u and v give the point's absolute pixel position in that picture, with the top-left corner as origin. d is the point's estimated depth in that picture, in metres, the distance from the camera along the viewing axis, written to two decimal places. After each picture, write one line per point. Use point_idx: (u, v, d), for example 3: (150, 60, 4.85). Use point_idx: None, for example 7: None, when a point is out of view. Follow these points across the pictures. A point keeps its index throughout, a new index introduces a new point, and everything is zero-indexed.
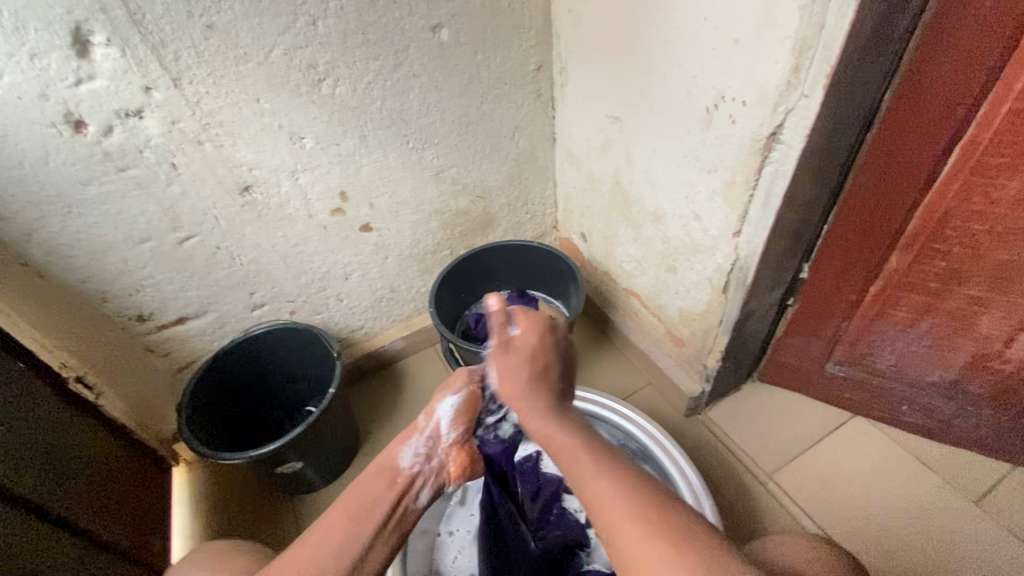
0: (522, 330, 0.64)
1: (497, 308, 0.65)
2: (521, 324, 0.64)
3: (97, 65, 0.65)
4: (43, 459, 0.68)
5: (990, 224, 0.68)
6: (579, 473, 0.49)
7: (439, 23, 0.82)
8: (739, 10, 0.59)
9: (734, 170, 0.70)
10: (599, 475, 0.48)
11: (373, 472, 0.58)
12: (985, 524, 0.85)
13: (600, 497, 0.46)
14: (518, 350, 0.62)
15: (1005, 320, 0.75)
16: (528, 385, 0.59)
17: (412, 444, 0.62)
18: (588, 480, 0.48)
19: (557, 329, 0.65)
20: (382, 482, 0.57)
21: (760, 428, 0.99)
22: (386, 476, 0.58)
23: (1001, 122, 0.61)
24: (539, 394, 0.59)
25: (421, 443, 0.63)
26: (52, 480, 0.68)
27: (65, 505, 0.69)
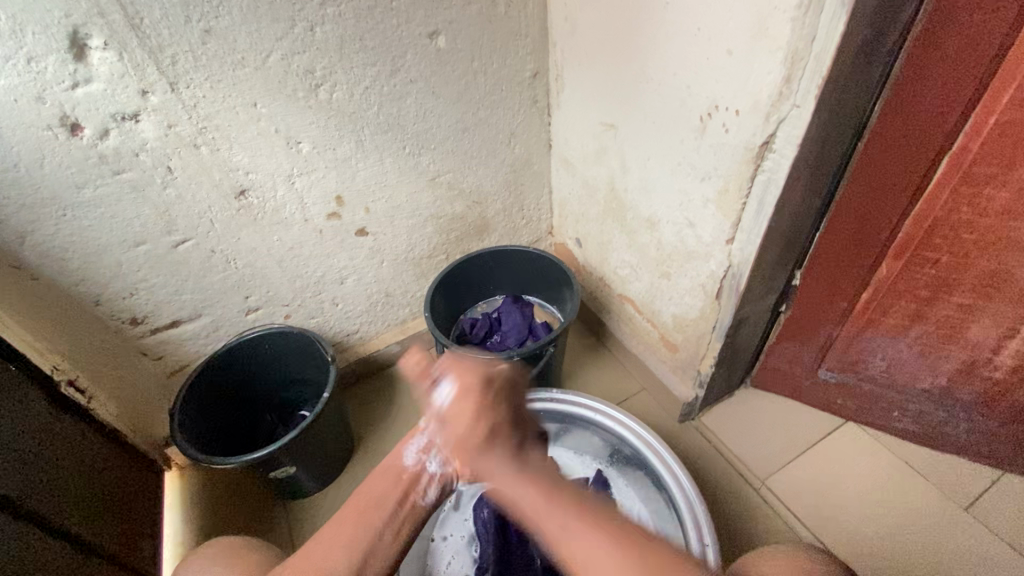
0: (449, 381, 0.55)
1: (419, 372, 0.61)
2: (452, 386, 0.54)
3: (94, 69, 0.66)
4: (34, 464, 0.67)
5: (978, 233, 0.69)
6: (541, 522, 0.47)
7: (436, 30, 0.82)
8: (732, 21, 0.60)
9: (728, 178, 0.71)
10: (561, 522, 0.46)
11: (379, 472, 0.59)
12: (975, 530, 0.86)
13: (567, 544, 0.46)
14: (456, 424, 0.52)
15: (994, 327, 0.76)
16: (478, 453, 0.51)
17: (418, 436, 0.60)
18: (551, 530, 0.47)
19: (493, 380, 0.55)
20: (387, 481, 0.58)
21: (753, 433, 1.00)
22: (392, 475, 0.59)
23: (989, 133, 0.62)
24: (490, 454, 0.51)
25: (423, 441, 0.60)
26: (43, 484, 0.67)
27: (56, 510, 0.68)
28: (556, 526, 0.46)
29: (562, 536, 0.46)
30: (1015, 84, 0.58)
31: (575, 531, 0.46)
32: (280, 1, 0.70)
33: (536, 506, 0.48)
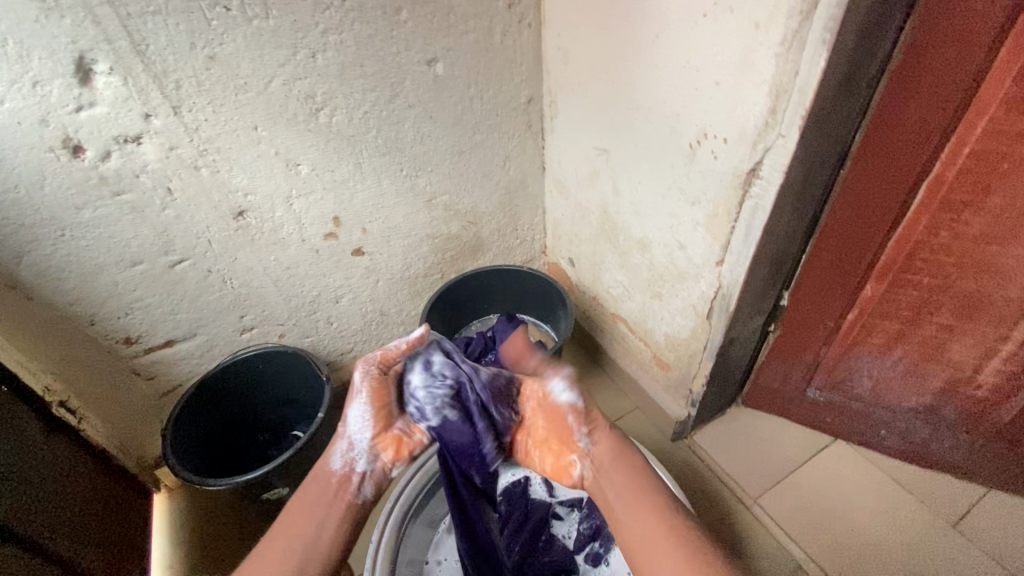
0: (573, 387, 0.67)
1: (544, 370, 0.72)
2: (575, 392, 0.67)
3: (98, 93, 0.67)
4: (23, 487, 0.66)
5: (956, 256, 0.71)
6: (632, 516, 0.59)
7: (434, 58, 0.85)
8: (720, 54, 0.63)
9: (717, 203, 0.73)
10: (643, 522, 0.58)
11: (309, 482, 0.62)
12: (962, 546, 0.88)
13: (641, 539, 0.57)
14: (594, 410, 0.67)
15: (975, 347, 0.79)
16: (603, 432, 0.66)
17: (338, 449, 0.63)
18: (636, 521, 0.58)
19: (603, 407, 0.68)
20: (319, 492, 0.61)
21: (745, 452, 1.01)
22: (323, 483, 0.62)
23: (964, 162, 0.65)
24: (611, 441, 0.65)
25: (343, 449, 0.63)
26: (31, 508, 0.66)
27: (44, 531, 0.67)
28: (639, 518, 0.58)
29: (645, 531, 0.57)
30: (986, 117, 0.61)
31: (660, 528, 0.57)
32: (283, 29, 0.72)
33: (631, 499, 0.60)
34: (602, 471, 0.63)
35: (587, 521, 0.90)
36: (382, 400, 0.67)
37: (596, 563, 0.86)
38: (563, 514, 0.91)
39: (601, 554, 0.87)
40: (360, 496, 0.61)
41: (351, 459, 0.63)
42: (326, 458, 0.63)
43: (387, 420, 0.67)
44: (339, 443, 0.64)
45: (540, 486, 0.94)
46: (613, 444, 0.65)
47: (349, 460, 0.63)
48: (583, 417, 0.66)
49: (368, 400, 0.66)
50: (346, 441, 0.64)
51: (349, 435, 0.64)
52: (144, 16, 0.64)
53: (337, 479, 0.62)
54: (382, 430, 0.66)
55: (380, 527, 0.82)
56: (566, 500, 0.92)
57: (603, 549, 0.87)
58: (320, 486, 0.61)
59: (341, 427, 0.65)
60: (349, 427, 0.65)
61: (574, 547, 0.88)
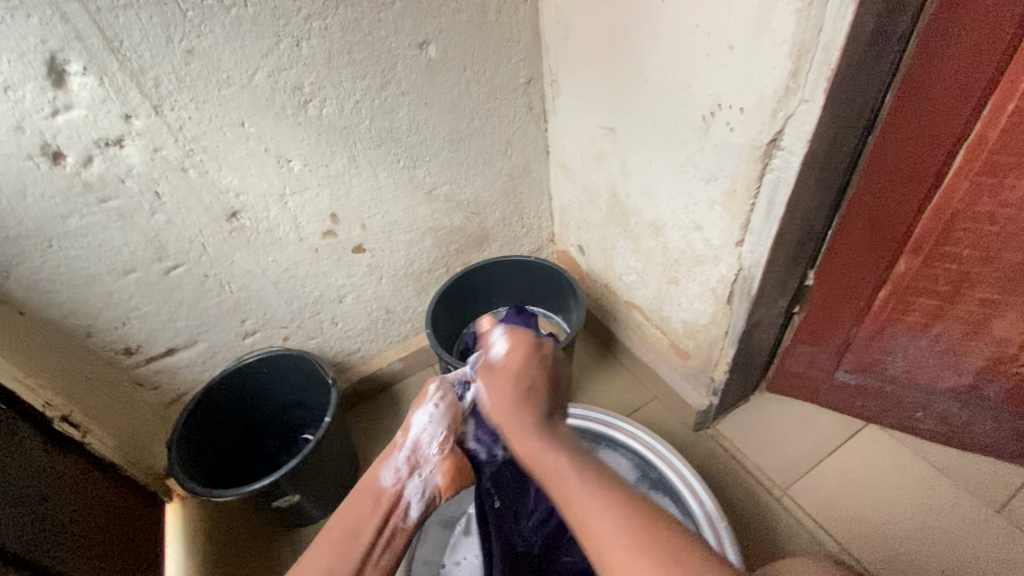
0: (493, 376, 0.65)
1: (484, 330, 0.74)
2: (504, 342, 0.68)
3: (74, 95, 0.64)
4: (31, 507, 0.65)
5: (1000, 224, 0.66)
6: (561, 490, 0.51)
7: (426, 40, 0.80)
8: (733, 16, 0.57)
9: (734, 179, 0.68)
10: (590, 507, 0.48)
11: (357, 493, 0.64)
12: (1010, 533, 0.82)
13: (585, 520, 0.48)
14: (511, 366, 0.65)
15: (1020, 322, 0.73)
16: (514, 417, 0.60)
17: (393, 464, 0.66)
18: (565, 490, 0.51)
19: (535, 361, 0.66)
20: (369, 503, 0.62)
21: (772, 440, 0.96)
22: (373, 496, 0.63)
23: (1009, 120, 0.59)
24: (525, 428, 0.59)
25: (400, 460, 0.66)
26: (41, 528, 0.65)
27: (52, 552, 0.65)
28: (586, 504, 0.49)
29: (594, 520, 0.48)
30: None
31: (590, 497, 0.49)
32: (263, 17, 0.68)
33: (566, 476, 0.52)
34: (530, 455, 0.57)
35: None
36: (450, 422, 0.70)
37: None
38: None
39: None
40: (404, 519, 0.63)
41: (409, 466, 0.66)
42: (381, 464, 0.66)
43: (454, 433, 0.70)
44: (398, 454, 0.67)
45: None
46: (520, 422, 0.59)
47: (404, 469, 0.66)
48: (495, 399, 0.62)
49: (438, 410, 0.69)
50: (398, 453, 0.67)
51: (409, 445, 0.67)
52: (115, 10, 0.61)
53: (387, 492, 0.64)
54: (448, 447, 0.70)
55: None
56: None
57: None
58: (370, 499, 0.63)
59: (401, 435, 0.68)
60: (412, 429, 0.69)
61: None
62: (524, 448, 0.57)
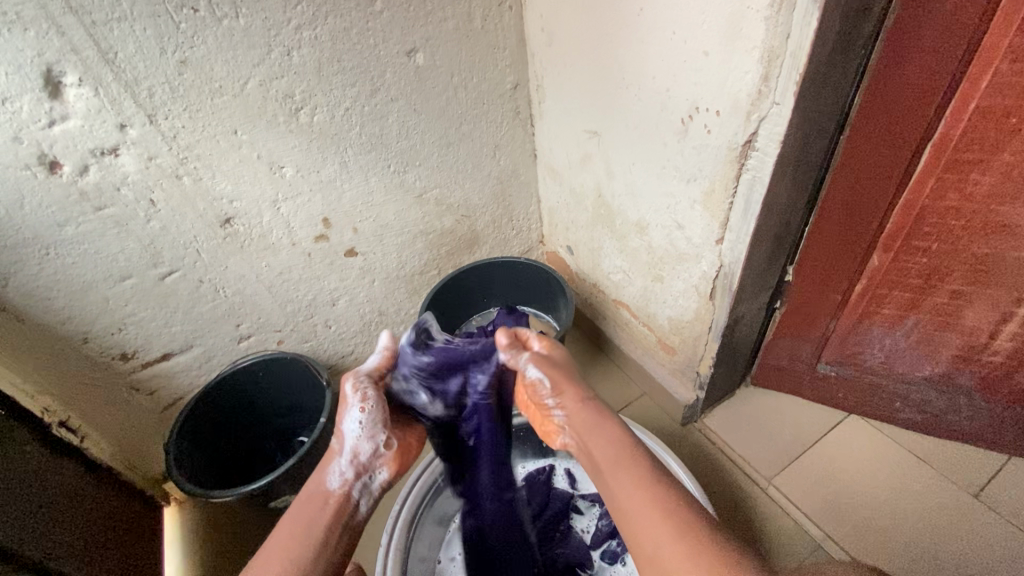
0: (542, 366, 0.67)
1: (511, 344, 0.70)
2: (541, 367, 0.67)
3: (70, 106, 0.65)
4: (33, 511, 0.66)
5: (966, 218, 0.69)
6: (613, 473, 0.56)
7: (414, 48, 0.82)
8: (707, 23, 0.60)
9: (713, 178, 0.70)
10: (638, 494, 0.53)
11: (302, 503, 0.60)
12: (986, 517, 0.85)
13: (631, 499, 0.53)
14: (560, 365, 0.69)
15: (989, 312, 0.76)
16: (570, 399, 0.64)
17: (337, 467, 0.62)
18: (614, 476, 0.56)
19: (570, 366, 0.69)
20: (313, 507, 0.59)
21: (758, 432, 0.99)
22: (318, 501, 0.60)
23: (969, 120, 0.62)
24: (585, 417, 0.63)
25: (344, 465, 0.62)
26: (43, 533, 0.66)
27: (51, 550, 0.66)
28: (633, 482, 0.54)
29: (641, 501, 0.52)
30: (992, 70, 0.58)
31: (637, 487, 0.53)
32: (254, 27, 0.70)
33: (621, 462, 0.56)
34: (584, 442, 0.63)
35: (606, 518, 0.88)
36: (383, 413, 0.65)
37: (613, 561, 0.84)
38: (583, 509, 0.90)
39: (619, 553, 0.84)
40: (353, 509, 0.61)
41: (354, 469, 0.62)
42: (323, 476, 0.62)
43: (388, 425, 0.66)
44: (339, 460, 0.63)
45: (562, 479, 0.93)
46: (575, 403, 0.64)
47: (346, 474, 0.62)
48: (555, 391, 0.65)
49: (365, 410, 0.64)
50: (340, 457, 0.63)
51: (347, 450, 0.63)
52: (110, 23, 0.63)
53: (335, 494, 0.61)
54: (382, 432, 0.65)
55: (389, 530, 0.81)
56: (588, 495, 0.92)
57: (621, 548, 0.85)
58: (316, 504, 0.60)
59: (337, 441, 0.64)
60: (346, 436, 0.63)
61: (591, 542, 0.86)
62: (579, 429, 0.62)
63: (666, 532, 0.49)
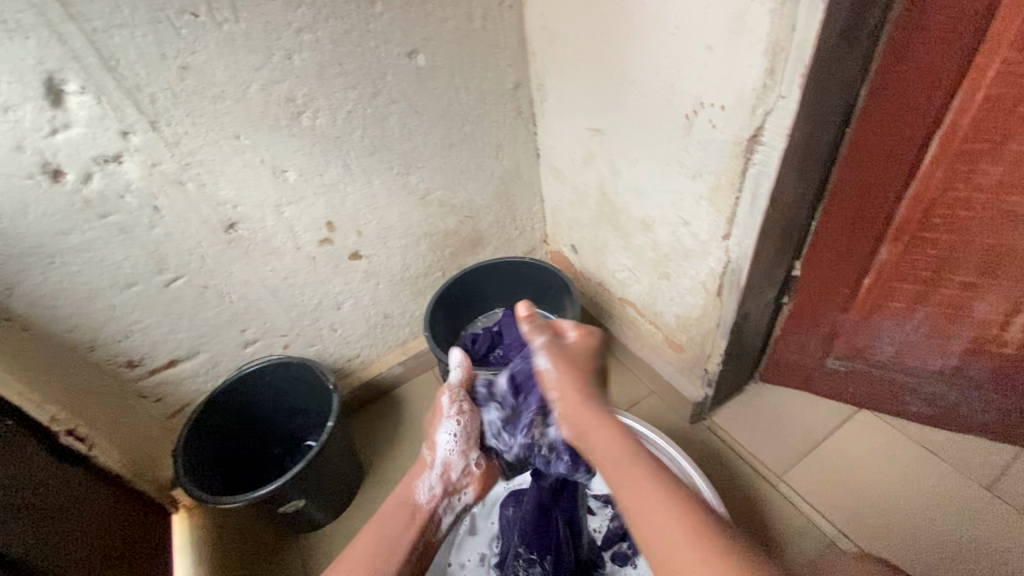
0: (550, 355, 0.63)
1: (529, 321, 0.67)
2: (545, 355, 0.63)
3: (72, 113, 0.65)
4: (45, 521, 0.66)
5: (975, 209, 0.68)
6: (626, 475, 0.51)
7: (415, 49, 0.82)
8: (711, 17, 0.60)
9: (719, 174, 0.70)
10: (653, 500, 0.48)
11: (390, 509, 0.69)
12: (1000, 510, 0.84)
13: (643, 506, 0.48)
14: (577, 350, 0.65)
15: (1000, 303, 0.75)
16: (570, 397, 0.59)
17: (426, 480, 0.72)
18: (631, 482, 0.50)
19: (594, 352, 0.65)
20: (398, 521, 0.68)
21: (768, 429, 0.98)
22: (404, 513, 0.68)
23: (977, 110, 0.61)
24: (591, 420, 0.56)
25: (433, 479, 0.72)
26: (56, 542, 0.66)
27: (64, 560, 0.66)
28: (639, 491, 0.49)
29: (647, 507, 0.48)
30: (999, 58, 0.57)
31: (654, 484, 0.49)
32: (255, 31, 0.70)
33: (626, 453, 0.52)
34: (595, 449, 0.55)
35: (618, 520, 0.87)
36: (472, 434, 0.75)
37: (623, 563, 0.84)
38: (595, 509, 0.91)
39: (629, 556, 0.84)
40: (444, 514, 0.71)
41: (443, 485, 0.72)
42: (412, 488, 0.71)
43: (474, 441, 0.75)
44: (430, 473, 0.72)
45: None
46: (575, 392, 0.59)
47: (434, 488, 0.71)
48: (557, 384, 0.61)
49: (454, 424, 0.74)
50: (428, 470, 0.73)
51: (438, 464, 0.73)
52: (110, 30, 0.62)
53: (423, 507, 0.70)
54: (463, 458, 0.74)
55: None
56: (601, 496, 0.92)
57: (632, 550, 0.85)
58: (407, 512, 0.69)
59: (428, 454, 0.74)
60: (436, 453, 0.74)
61: (603, 543, 0.86)
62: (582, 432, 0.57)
63: (680, 534, 0.45)
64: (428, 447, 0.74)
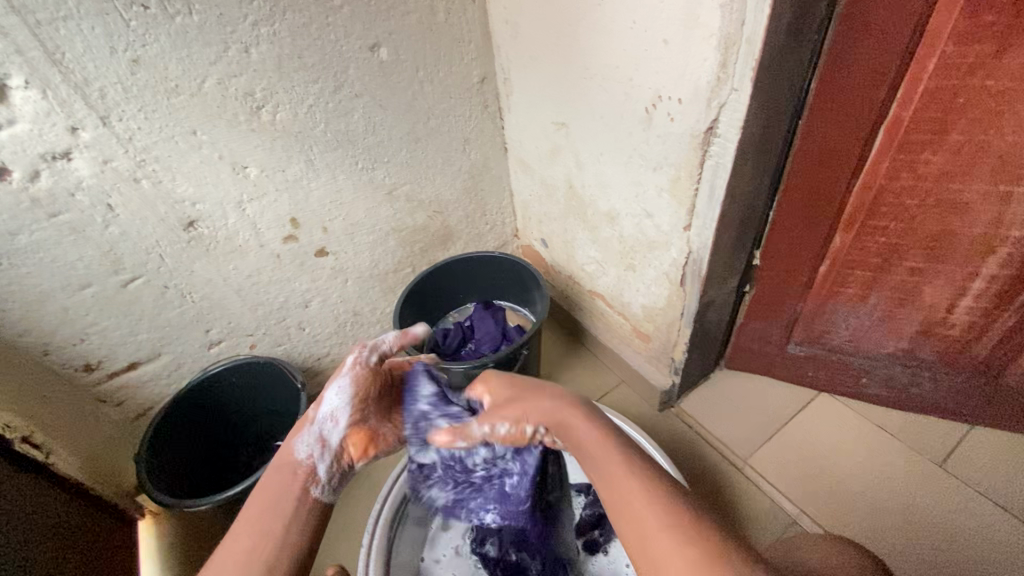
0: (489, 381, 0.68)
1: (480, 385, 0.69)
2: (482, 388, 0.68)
3: (17, 109, 0.63)
4: (7, 528, 0.63)
5: (920, 197, 0.71)
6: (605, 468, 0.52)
7: (377, 42, 0.81)
8: (666, 12, 0.61)
9: (678, 166, 0.71)
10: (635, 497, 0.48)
11: (272, 470, 0.60)
12: (950, 484, 0.89)
13: (623, 497, 0.49)
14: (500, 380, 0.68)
15: (946, 287, 0.79)
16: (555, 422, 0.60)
17: (305, 434, 0.63)
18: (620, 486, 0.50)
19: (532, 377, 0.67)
20: (282, 475, 0.59)
21: (733, 414, 1.01)
22: (285, 469, 0.60)
23: (918, 102, 0.64)
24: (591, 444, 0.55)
25: (311, 435, 0.63)
26: (20, 550, 0.64)
27: (30, 568, 0.64)
28: (643, 514, 0.47)
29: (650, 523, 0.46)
30: (938, 52, 0.60)
31: (627, 484, 0.50)
32: (209, 24, 0.68)
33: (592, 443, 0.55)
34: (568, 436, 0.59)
35: (590, 508, 0.89)
36: (364, 397, 0.68)
37: (596, 550, 0.85)
38: (569, 497, 0.91)
39: (601, 543, 0.85)
40: (318, 484, 0.59)
41: (320, 444, 0.63)
42: (293, 444, 0.62)
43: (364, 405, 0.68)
44: (310, 428, 0.63)
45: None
46: (558, 400, 0.61)
47: (316, 446, 0.62)
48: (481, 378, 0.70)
49: (349, 386, 0.67)
50: (312, 425, 0.64)
51: (320, 419, 0.64)
52: (55, 23, 0.60)
53: (303, 465, 0.60)
54: (354, 419, 0.66)
55: (370, 531, 0.80)
56: (574, 484, 0.92)
57: (603, 538, 0.86)
58: (286, 474, 0.59)
59: (312, 409, 0.65)
60: (322, 412, 0.65)
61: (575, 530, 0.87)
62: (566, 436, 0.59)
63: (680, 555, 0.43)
64: (314, 403, 0.65)
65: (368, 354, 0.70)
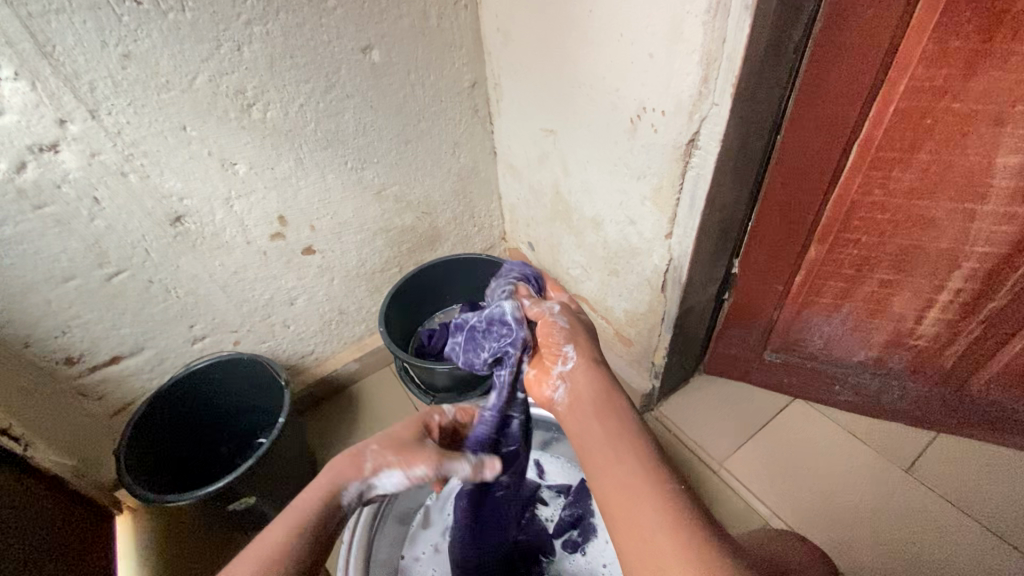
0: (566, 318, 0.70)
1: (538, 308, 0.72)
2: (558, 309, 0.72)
3: (5, 100, 0.63)
4: None
5: (891, 212, 0.74)
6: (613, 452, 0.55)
7: (369, 45, 0.82)
8: (651, 27, 0.63)
9: (661, 176, 0.73)
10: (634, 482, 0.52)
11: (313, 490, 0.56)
12: (915, 488, 0.92)
13: (622, 479, 0.52)
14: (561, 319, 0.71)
15: (914, 299, 0.82)
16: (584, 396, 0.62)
17: (356, 482, 0.58)
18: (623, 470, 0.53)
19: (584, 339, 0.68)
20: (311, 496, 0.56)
21: (711, 417, 1.03)
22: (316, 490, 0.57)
23: (889, 121, 0.67)
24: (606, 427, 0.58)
25: (360, 487, 0.58)
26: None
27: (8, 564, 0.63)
28: (640, 502, 0.50)
29: (646, 510, 0.49)
30: (908, 75, 0.62)
31: (633, 470, 0.53)
32: (202, 22, 0.69)
33: (608, 433, 0.57)
34: (581, 405, 0.62)
35: (570, 508, 0.90)
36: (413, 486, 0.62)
37: (574, 550, 0.86)
38: (548, 499, 0.92)
39: (579, 543, 0.87)
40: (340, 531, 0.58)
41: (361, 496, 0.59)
42: (338, 486, 0.57)
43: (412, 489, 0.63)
44: (360, 481, 0.58)
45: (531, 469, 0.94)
46: (587, 379, 0.63)
47: (358, 497, 0.59)
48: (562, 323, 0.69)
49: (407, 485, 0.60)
50: (363, 477, 0.58)
51: (371, 478, 0.58)
52: (47, 15, 0.61)
53: (340, 512, 0.57)
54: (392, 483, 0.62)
55: (351, 529, 0.78)
56: (554, 486, 0.93)
57: (582, 538, 0.87)
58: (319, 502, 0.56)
59: (370, 465, 0.58)
60: (378, 477, 0.59)
61: (554, 531, 0.88)
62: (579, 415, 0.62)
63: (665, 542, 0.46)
64: (377, 463, 0.58)
65: (436, 473, 0.61)
